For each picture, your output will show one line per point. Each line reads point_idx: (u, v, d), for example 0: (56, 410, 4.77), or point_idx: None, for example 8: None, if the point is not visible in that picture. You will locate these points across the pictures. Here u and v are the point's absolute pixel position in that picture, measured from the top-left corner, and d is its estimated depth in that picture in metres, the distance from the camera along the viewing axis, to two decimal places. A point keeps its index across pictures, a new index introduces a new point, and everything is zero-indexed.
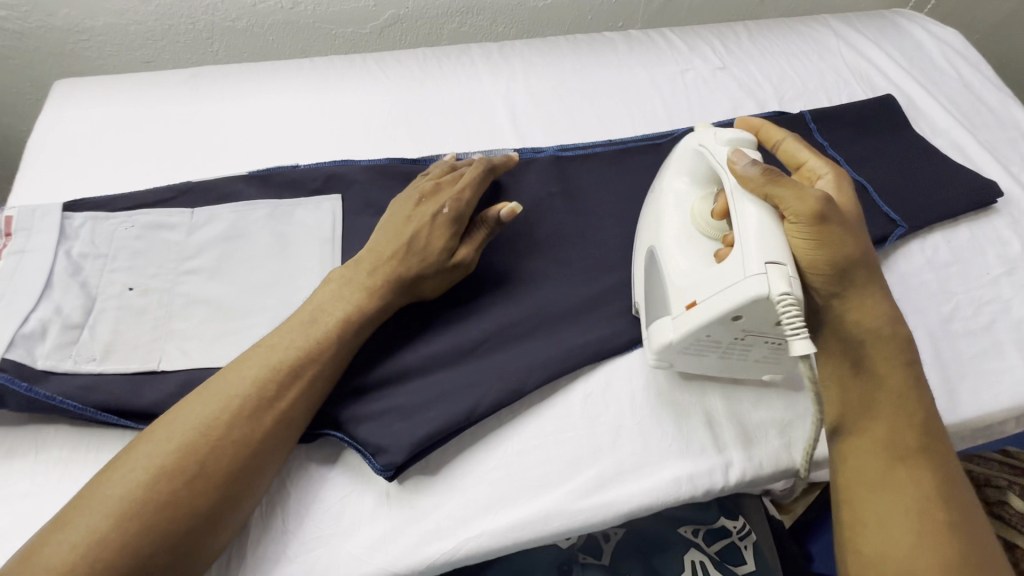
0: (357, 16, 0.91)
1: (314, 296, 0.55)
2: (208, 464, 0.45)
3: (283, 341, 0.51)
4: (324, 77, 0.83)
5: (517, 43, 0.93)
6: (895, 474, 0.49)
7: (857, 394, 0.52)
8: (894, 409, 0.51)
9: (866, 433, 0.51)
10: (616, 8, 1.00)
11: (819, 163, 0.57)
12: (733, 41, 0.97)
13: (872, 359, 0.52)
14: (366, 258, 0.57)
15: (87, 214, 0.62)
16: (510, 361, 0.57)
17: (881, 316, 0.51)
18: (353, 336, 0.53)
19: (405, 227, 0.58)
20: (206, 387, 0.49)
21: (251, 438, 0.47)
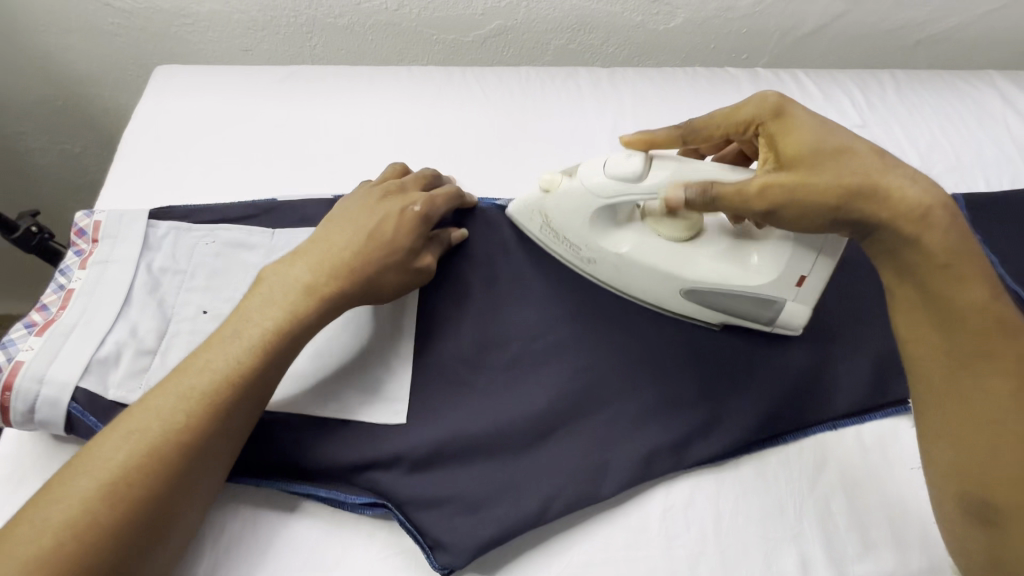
0: (462, 25, 0.85)
1: (242, 304, 0.50)
2: (139, 484, 0.42)
3: (215, 355, 0.47)
4: (420, 89, 0.78)
5: (628, 71, 0.85)
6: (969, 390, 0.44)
7: (925, 324, 0.46)
8: (955, 312, 0.44)
9: (934, 384, 0.45)
10: (743, 40, 0.90)
11: (745, 112, 0.53)
12: (877, 93, 0.85)
13: (927, 269, 0.45)
14: (310, 259, 0.53)
15: (171, 223, 0.60)
16: (585, 457, 0.53)
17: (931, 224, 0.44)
18: (292, 349, 0.50)
19: (366, 225, 0.55)
20: (138, 406, 0.45)
21: (194, 452, 0.44)
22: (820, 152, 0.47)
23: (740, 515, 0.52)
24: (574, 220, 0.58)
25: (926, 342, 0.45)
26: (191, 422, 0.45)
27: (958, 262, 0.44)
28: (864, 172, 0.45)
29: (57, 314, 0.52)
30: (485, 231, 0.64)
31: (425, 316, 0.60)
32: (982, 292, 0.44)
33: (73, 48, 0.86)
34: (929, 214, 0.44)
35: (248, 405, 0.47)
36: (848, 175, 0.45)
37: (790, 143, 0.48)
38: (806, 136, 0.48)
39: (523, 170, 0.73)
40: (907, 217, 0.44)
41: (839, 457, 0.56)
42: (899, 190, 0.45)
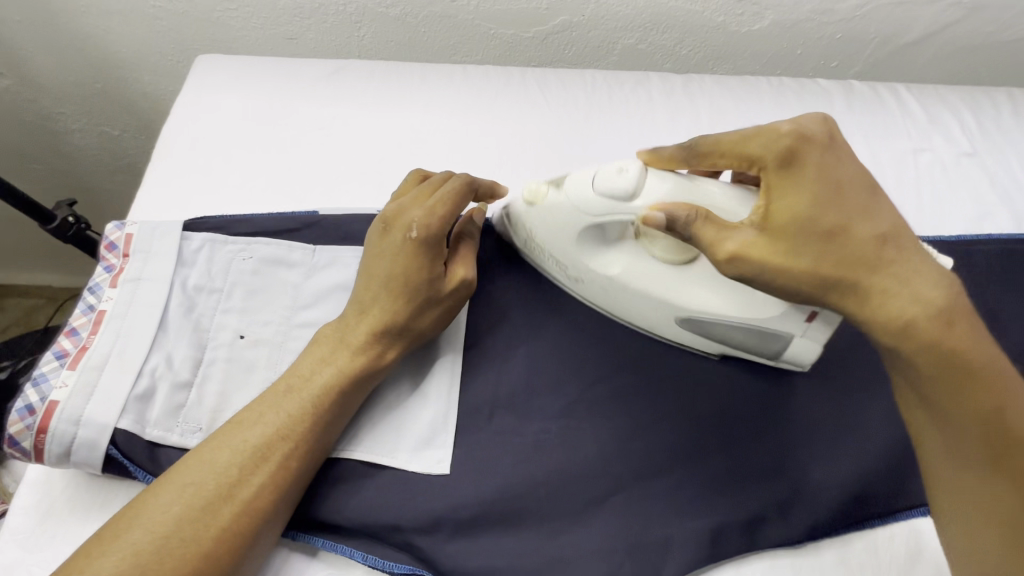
0: (524, 19, 0.77)
1: (295, 362, 0.49)
2: (203, 539, 0.41)
3: (267, 409, 0.46)
4: (475, 92, 0.72)
5: (705, 78, 0.76)
6: (981, 502, 0.39)
7: (936, 434, 0.40)
8: (958, 422, 0.39)
9: (953, 501, 0.40)
10: (836, 46, 0.80)
11: (756, 147, 0.42)
12: (990, 115, 0.75)
13: (931, 387, 0.39)
14: (350, 314, 0.51)
15: (206, 236, 0.56)
16: (646, 529, 0.47)
17: (908, 306, 0.38)
18: (349, 399, 0.48)
19: (379, 270, 0.51)
20: (190, 459, 0.44)
21: (249, 511, 0.43)
22: (807, 231, 0.39)
23: None
24: (560, 234, 0.52)
25: (935, 454, 0.40)
26: (246, 478, 0.43)
27: (963, 376, 0.38)
28: (869, 262, 0.39)
29: (89, 342, 0.49)
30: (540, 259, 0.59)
31: (475, 353, 0.54)
32: (992, 401, 0.38)
33: (113, 30, 0.82)
34: (909, 327, 0.38)
35: (303, 462, 0.46)
36: (833, 263, 0.39)
37: (781, 211, 0.40)
38: (801, 205, 0.40)
39: None
40: (887, 331, 0.39)
41: (935, 547, 0.49)
42: (887, 293, 0.39)
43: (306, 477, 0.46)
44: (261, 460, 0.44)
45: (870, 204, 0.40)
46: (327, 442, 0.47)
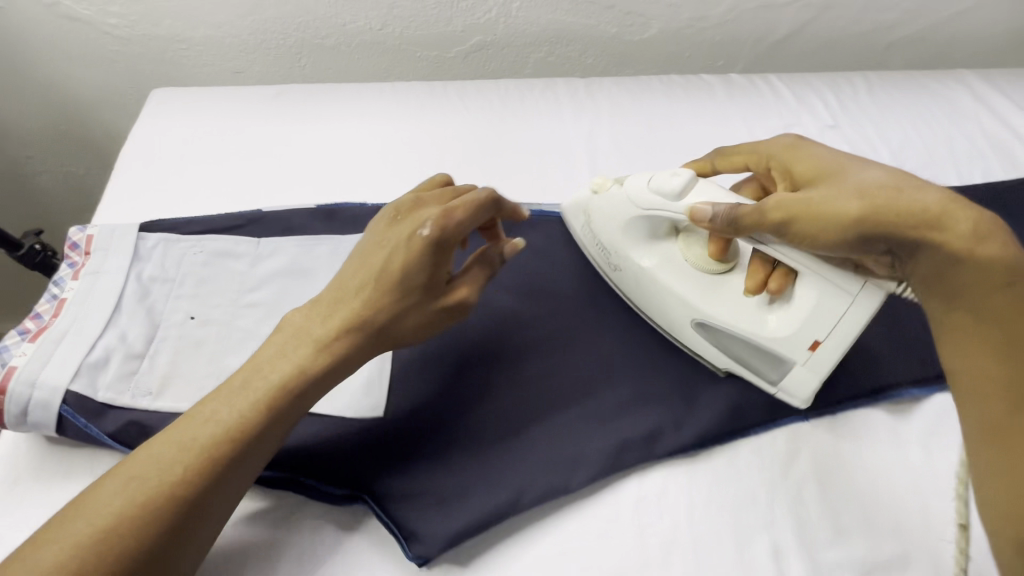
0: (444, 41, 0.89)
1: (256, 353, 0.49)
2: (159, 512, 0.41)
3: (229, 398, 0.46)
4: (402, 104, 0.81)
5: (605, 80, 0.87)
6: (987, 395, 0.42)
7: (979, 335, 0.44)
8: (998, 315, 0.43)
9: (970, 398, 0.43)
10: (718, 47, 0.92)
11: (766, 146, 0.59)
12: (848, 94, 0.87)
13: (988, 285, 0.44)
14: (322, 300, 0.51)
15: (161, 236, 0.64)
16: (557, 448, 0.54)
17: (970, 216, 0.44)
18: (316, 381, 0.48)
19: (373, 263, 0.51)
20: (150, 444, 0.44)
21: (198, 494, 0.42)
22: (836, 177, 0.51)
23: (711, 503, 0.53)
24: (610, 223, 0.63)
25: (975, 349, 0.44)
26: (200, 463, 0.43)
27: (1020, 272, 0.43)
28: (905, 190, 0.46)
29: (49, 322, 0.55)
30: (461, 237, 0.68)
31: None
32: (1000, 287, 0.43)
33: (76, 75, 0.90)
34: (938, 218, 0.45)
35: (255, 453, 0.45)
36: (868, 205, 0.47)
37: (812, 172, 0.54)
38: (824, 162, 0.53)
39: (499, 177, 0.75)
40: (920, 222, 0.45)
41: (811, 448, 0.56)
42: (920, 198, 0.45)
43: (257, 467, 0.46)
44: (217, 449, 0.43)
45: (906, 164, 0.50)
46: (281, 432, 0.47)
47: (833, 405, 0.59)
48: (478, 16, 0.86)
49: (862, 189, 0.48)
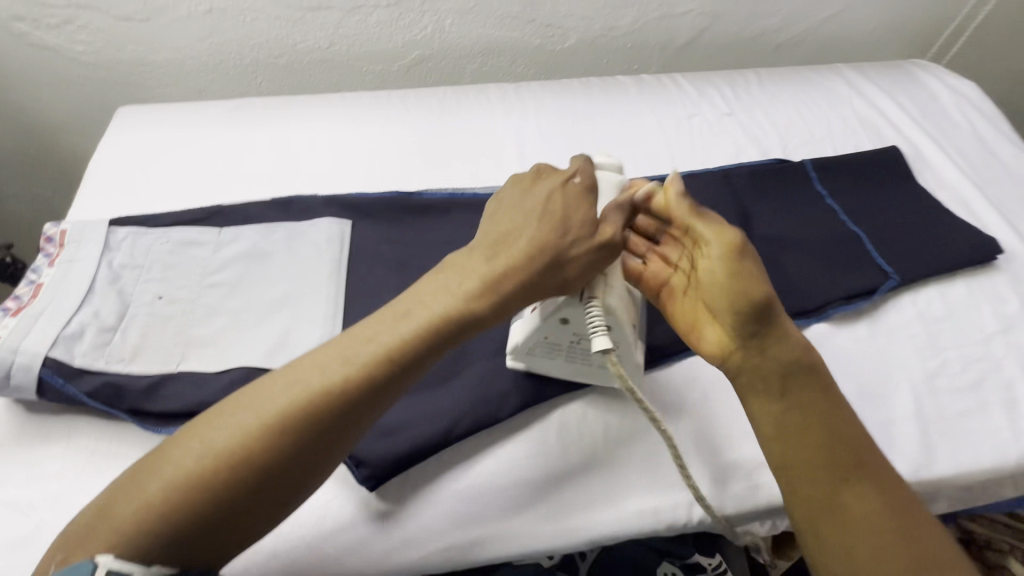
0: (387, 56, 0.99)
1: (418, 284, 0.53)
2: (272, 449, 0.45)
3: (333, 358, 0.49)
4: (350, 110, 0.91)
5: (532, 84, 0.99)
6: (839, 496, 0.48)
7: (818, 461, 0.49)
8: (838, 456, 0.49)
9: (815, 488, 0.49)
10: (631, 52, 1.05)
11: (728, 211, 0.60)
12: (742, 86, 1.00)
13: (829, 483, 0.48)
14: (463, 255, 0.54)
15: (129, 230, 0.71)
16: (488, 384, 0.61)
17: (797, 346, 0.52)
18: (425, 345, 0.50)
19: (554, 212, 0.54)
20: (251, 393, 0.47)
21: (292, 448, 0.46)
22: (756, 266, 0.54)
23: (625, 422, 0.61)
24: None
25: (817, 514, 0.48)
26: (293, 420, 0.46)
27: (845, 471, 0.49)
28: (777, 311, 0.53)
29: (28, 301, 0.62)
30: (403, 219, 0.77)
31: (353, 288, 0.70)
32: (851, 488, 0.48)
33: (45, 100, 0.98)
34: (801, 361, 0.52)
35: (350, 415, 0.47)
36: (759, 295, 0.52)
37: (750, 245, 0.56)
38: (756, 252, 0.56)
39: (438, 168, 0.85)
40: (788, 359, 0.51)
41: (710, 372, 0.65)
42: (781, 340, 0.52)
43: (356, 430, 0.48)
44: (310, 408, 0.46)
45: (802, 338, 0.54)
46: (385, 396, 0.49)
47: None
48: (416, 33, 0.96)
49: (760, 284, 0.53)
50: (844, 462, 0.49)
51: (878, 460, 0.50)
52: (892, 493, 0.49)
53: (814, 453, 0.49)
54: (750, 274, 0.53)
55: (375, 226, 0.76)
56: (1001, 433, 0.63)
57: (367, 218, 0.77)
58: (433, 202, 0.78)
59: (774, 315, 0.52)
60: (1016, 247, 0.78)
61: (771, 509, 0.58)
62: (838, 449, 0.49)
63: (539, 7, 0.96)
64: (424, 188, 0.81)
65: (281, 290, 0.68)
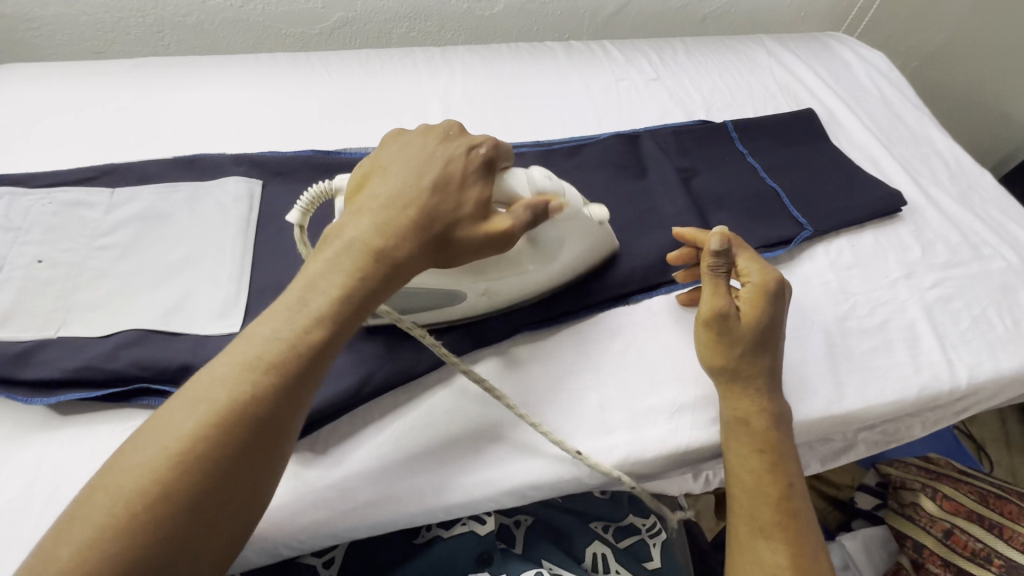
0: (306, 18, 0.94)
1: (307, 269, 0.46)
2: (207, 457, 0.38)
3: (226, 368, 0.41)
4: (266, 71, 0.87)
5: (459, 49, 0.97)
6: (759, 514, 0.54)
7: (752, 487, 0.55)
8: (766, 486, 0.54)
9: (740, 503, 0.55)
10: (559, 20, 1.05)
11: (755, 274, 0.59)
12: (669, 54, 1.01)
13: (759, 502, 0.54)
14: (393, 198, 0.49)
15: (7, 190, 0.65)
16: (404, 340, 0.59)
17: (752, 404, 0.56)
18: (341, 327, 0.45)
19: (447, 169, 0.50)
20: (149, 424, 0.40)
21: (215, 468, 0.38)
22: (745, 337, 0.57)
23: (546, 372, 0.61)
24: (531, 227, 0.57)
25: (741, 520, 0.55)
26: (212, 436, 0.39)
27: (772, 500, 0.54)
28: (745, 374, 0.57)
29: None
30: (319, 178, 0.73)
31: (261, 248, 0.66)
32: (771, 519, 0.53)
33: None
34: (758, 411, 0.56)
35: (266, 421, 0.41)
36: (727, 361, 0.57)
37: (748, 319, 0.57)
38: (758, 323, 0.57)
39: (359, 130, 0.81)
40: (742, 404, 0.57)
41: (632, 324, 0.65)
42: (746, 392, 0.57)
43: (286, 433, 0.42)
44: (217, 424, 0.39)
45: (770, 392, 0.57)
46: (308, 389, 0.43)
47: (651, 288, 0.68)
48: None
49: (735, 354, 0.57)
50: (758, 499, 0.54)
51: (798, 508, 0.54)
52: (804, 527, 0.53)
53: (749, 477, 0.55)
54: (720, 347, 0.58)
55: (288, 186, 0.72)
56: (901, 368, 0.66)
57: (281, 177, 0.72)
58: (351, 161, 0.74)
59: (737, 381, 0.57)
60: (919, 200, 0.82)
61: (690, 451, 0.59)
62: (753, 487, 0.55)
63: None
64: (343, 149, 0.78)
65: (181, 251, 0.63)
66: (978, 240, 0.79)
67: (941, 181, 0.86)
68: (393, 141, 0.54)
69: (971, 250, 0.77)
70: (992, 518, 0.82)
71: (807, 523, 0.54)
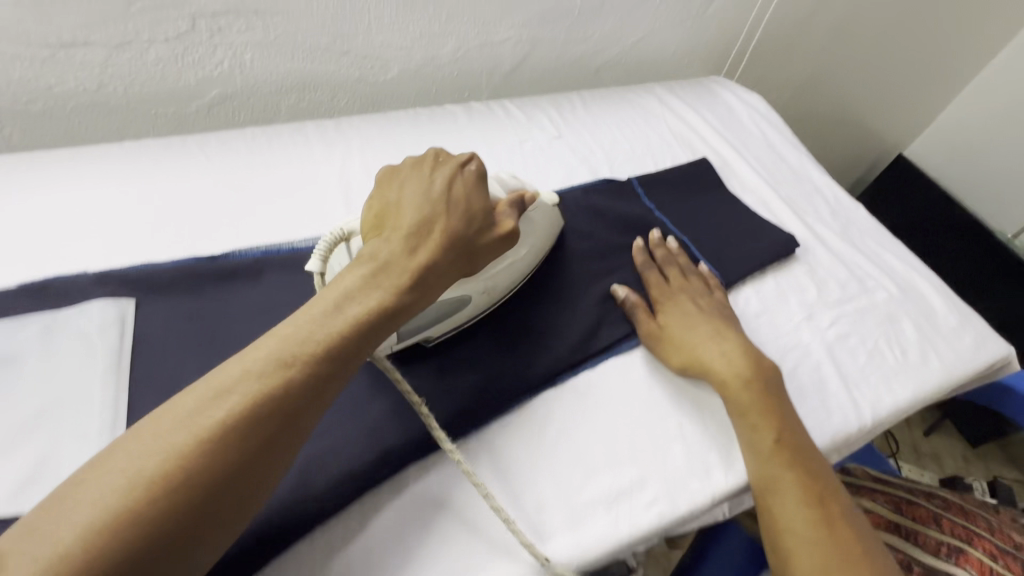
0: (179, 97, 0.86)
1: (336, 284, 0.51)
2: (234, 441, 0.41)
3: (256, 361, 0.45)
4: (133, 164, 0.77)
5: (354, 119, 0.92)
6: (764, 448, 0.60)
7: (747, 429, 0.62)
8: (763, 422, 0.62)
9: (748, 446, 0.61)
10: (457, 81, 1.04)
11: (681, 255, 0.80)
12: (568, 110, 1.03)
13: (762, 435, 0.61)
14: (412, 223, 0.56)
15: None
16: (318, 473, 0.54)
17: (735, 347, 0.68)
18: (370, 333, 0.50)
19: (448, 192, 0.59)
20: (170, 408, 0.42)
21: (241, 450, 0.41)
22: (695, 292, 0.74)
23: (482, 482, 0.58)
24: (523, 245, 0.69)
25: (753, 454, 0.61)
26: (240, 429, 0.42)
27: (768, 432, 0.61)
28: (719, 328, 0.70)
29: None
30: (205, 288, 0.66)
31: (140, 381, 0.58)
32: (772, 452, 0.60)
33: None
34: (733, 350, 0.67)
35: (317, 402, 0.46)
36: (701, 319, 0.71)
37: (691, 282, 0.76)
38: (700, 284, 0.76)
39: (248, 222, 0.74)
40: (729, 351, 0.67)
41: (561, 410, 0.64)
42: (727, 341, 0.68)
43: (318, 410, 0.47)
44: (250, 412, 0.42)
45: (745, 343, 0.68)
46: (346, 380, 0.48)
47: (575, 366, 0.68)
48: (210, 70, 0.85)
49: (702, 312, 0.72)
50: (759, 434, 0.61)
51: (798, 440, 0.62)
52: (806, 458, 0.60)
53: (749, 418, 0.62)
54: (688, 307, 0.72)
55: (167, 301, 0.64)
56: (815, 412, 0.69)
57: (159, 291, 0.64)
58: (241, 264, 0.68)
59: (718, 333, 0.69)
60: (808, 239, 0.89)
61: (634, 541, 0.57)
62: (749, 424, 0.62)
63: (351, 39, 0.90)
64: (231, 248, 0.71)
65: (37, 402, 0.54)
66: (862, 273, 0.86)
67: (825, 219, 0.93)
68: (387, 181, 0.61)
69: (858, 284, 0.84)
70: (904, 524, 0.90)
71: (809, 451, 0.62)
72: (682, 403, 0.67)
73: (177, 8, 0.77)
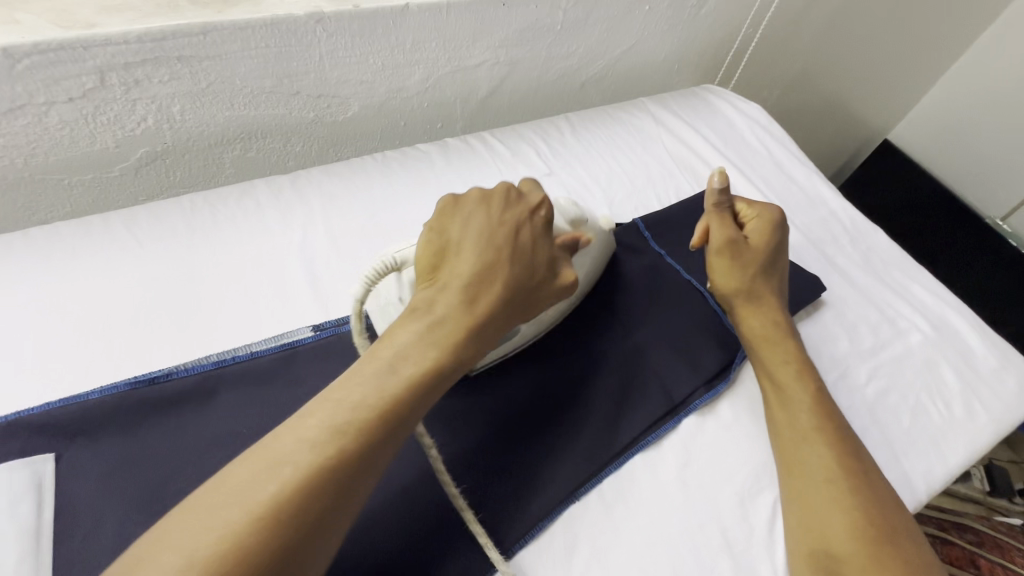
0: (95, 163, 0.72)
1: (393, 338, 0.48)
2: (288, 515, 0.38)
3: (308, 428, 0.42)
4: (42, 260, 0.63)
5: (313, 171, 0.80)
6: (807, 452, 0.58)
7: (792, 434, 0.60)
8: (809, 429, 0.60)
9: (793, 451, 0.59)
10: (428, 112, 0.91)
11: (755, 208, 0.74)
12: (556, 138, 0.92)
13: (802, 437, 0.60)
14: (475, 267, 0.52)
15: None
16: None
17: (766, 325, 0.68)
18: (418, 402, 0.46)
19: (518, 232, 0.56)
20: (220, 481, 0.39)
21: (295, 525, 0.38)
22: (759, 261, 0.71)
23: None
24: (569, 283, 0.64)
25: (798, 458, 0.59)
26: (296, 500, 0.38)
27: (809, 439, 0.59)
28: (765, 308, 0.69)
29: None
30: (145, 422, 0.54)
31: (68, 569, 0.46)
32: (816, 462, 0.58)
33: None
34: (778, 346, 0.66)
35: (372, 459, 0.43)
36: (744, 285, 0.70)
37: (756, 237, 0.72)
38: (771, 237, 0.72)
39: (193, 322, 0.62)
40: (763, 334, 0.67)
41: (587, 533, 0.55)
42: (768, 318, 0.68)
43: (365, 489, 0.43)
44: (307, 484, 0.39)
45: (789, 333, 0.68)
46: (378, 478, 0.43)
47: (600, 470, 0.59)
48: (131, 128, 0.70)
49: (757, 278, 0.70)
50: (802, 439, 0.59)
51: (851, 456, 0.59)
52: (856, 480, 0.57)
53: (797, 424, 0.60)
54: (735, 271, 0.70)
55: (97, 450, 0.51)
56: None
57: (86, 436, 0.52)
58: (188, 385, 0.56)
59: (754, 300, 0.69)
60: (832, 277, 0.80)
61: None
62: (793, 423, 0.61)
63: (301, 78, 0.76)
64: (176, 361, 0.59)
65: None
66: (893, 312, 0.78)
67: (845, 249, 0.86)
68: (447, 215, 0.56)
69: (890, 326, 0.76)
70: None
71: (863, 467, 0.58)
72: (724, 504, 0.59)
73: (79, 63, 0.61)
